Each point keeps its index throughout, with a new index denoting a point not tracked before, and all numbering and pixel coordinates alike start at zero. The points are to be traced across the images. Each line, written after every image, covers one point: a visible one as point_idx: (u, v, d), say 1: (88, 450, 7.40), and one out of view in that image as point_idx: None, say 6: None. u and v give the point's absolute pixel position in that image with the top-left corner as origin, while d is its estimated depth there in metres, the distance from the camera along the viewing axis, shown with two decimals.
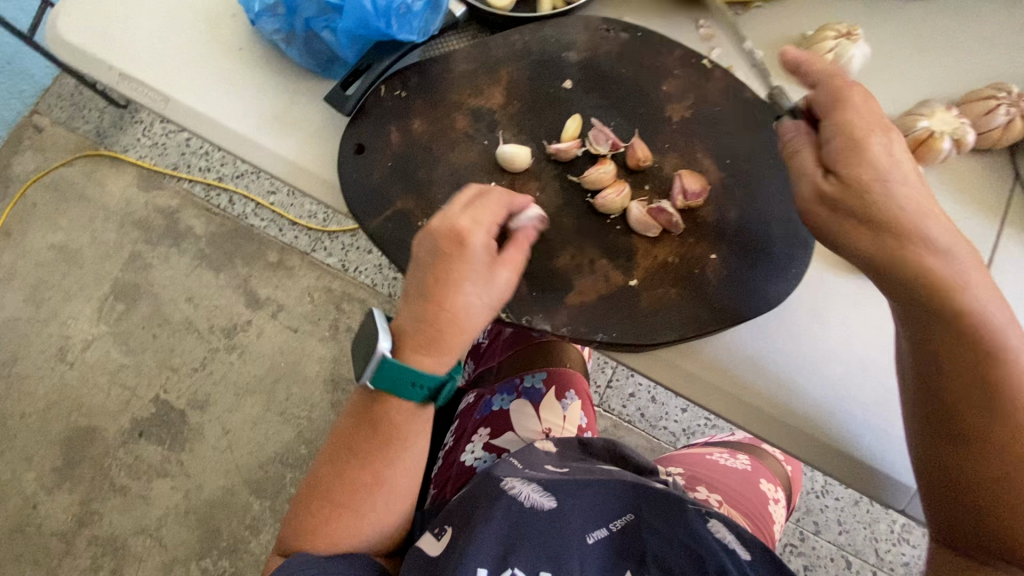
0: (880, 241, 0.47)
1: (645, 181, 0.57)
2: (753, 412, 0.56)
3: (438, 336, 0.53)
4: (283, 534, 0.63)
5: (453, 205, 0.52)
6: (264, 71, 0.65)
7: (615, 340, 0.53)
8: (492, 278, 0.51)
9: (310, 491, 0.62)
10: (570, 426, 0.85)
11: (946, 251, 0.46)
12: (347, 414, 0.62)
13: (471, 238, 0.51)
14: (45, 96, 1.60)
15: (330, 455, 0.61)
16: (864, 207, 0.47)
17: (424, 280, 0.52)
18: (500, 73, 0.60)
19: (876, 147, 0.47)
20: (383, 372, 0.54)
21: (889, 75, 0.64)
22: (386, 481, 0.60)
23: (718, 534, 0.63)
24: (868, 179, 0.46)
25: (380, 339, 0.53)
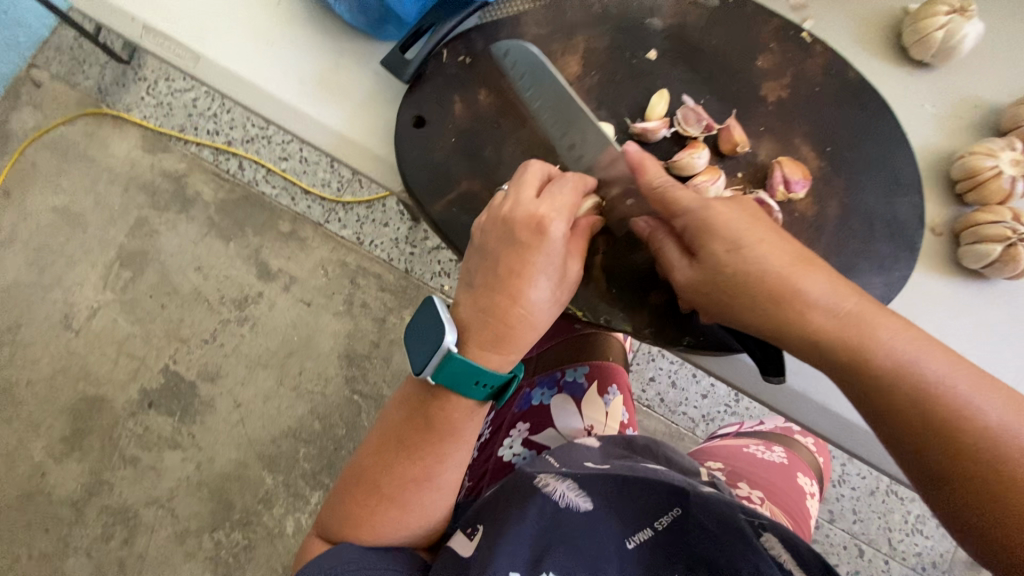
0: (762, 312, 0.43)
1: (738, 168, 0.51)
2: (838, 418, 0.52)
3: (506, 332, 0.48)
4: (324, 520, 0.60)
5: (525, 192, 0.47)
6: (306, 29, 0.59)
7: (701, 344, 0.49)
8: (565, 268, 0.47)
9: (355, 480, 0.58)
10: (612, 423, 0.81)
11: (826, 304, 0.42)
12: (398, 403, 0.57)
13: (550, 227, 0.46)
14: (44, 48, 1.50)
15: (378, 444, 0.57)
16: (731, 284, 0.43)
17: (496, 271, 0.47)
18: (577, 41, 0.54)
19: (721, 210, 0.44)
20: (446, 368, 0.48)
21: (998, 57, 0.58)
22: (434, 477, 0.56)
23: (774, 552, 0.58)
24: (721, 252, 0.43)
25: (444, 333, 0.47)
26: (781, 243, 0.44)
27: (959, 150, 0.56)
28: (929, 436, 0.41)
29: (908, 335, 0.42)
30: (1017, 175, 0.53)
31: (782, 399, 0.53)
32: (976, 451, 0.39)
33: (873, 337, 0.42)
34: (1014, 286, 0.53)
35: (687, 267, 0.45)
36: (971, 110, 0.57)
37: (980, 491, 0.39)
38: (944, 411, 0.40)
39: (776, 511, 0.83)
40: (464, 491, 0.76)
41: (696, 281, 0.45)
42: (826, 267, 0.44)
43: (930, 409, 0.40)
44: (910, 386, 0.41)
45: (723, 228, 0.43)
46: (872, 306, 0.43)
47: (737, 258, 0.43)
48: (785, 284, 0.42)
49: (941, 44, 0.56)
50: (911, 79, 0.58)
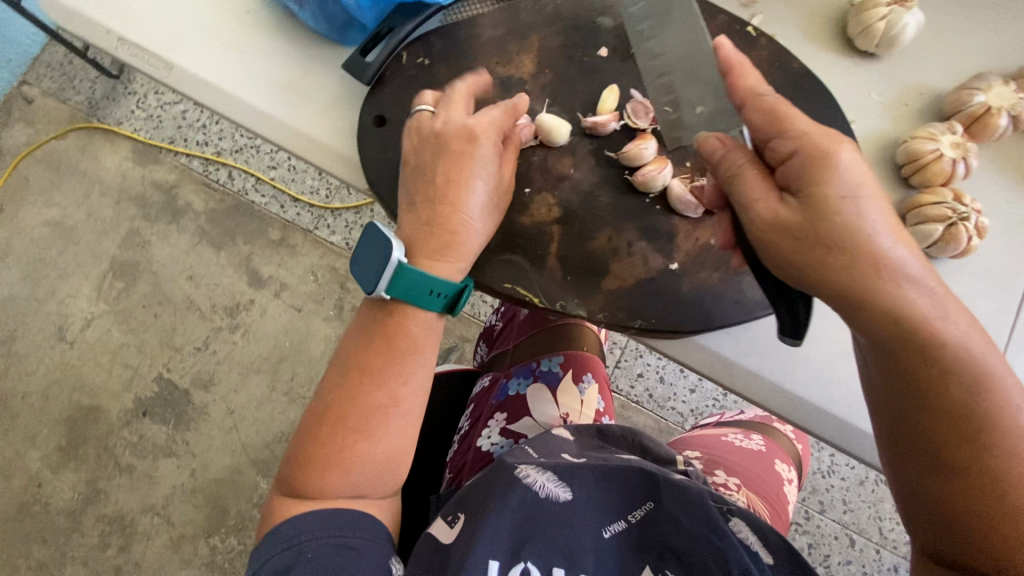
0: (849, 259, 0.42)
1: (686, 158, 0.54)
2: (786, 393, 0.54)
3: (452, 240, 0.49)
4: (285, 476, 0.55)
5: (456, 108, 0.51)
6: (273, 37, 0.61)
7: (654, 326, 0.51)
8: (498, 177, 0.51)
9: (316, 418, 0.54)
10: (587, 411, 0.83)
11: (910, 278, 0.43)
12: (355, 332, 0.55)
13: (481, 134, 0.49)
14: (35, 65, 1.53)
15: (337, 377, 0.54)
16: (824, 233, 0.42)
17: (434, 182, 0.49)
18: (531, 40, 0.56)
19: (844, 161, 0.43)
20: (399, 282, 0.49)
21: (940, 45, 0.60)
22: (400, 400, 0.54)
23: (741, 534, 0.62)
24: (833, 199, 0.43)
25: (391, 247, 0.48)
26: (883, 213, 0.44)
27: (904, 135, 0.58)
28: (959, 416, 0.44)
29: (970, 325, 0.44)
30: (957, 157, 0.55)
31: (729, 376, 0.55)
32: (993, 439, 0.43)
33: (949, 320, 0.44)
34: (959, 265, 0.55)
35: (778, 206, 0.44)
36: (915, 96, 0.59)
37: (985, 480, 0.43)
38: (982, 401, 0.44)
39: (752, 498, 0.84)
40: (444, 484, 0.77)
41: (789, 221, 0.44)
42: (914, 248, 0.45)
43: (970, 394, 0.44)
44: (967, 367, 0.43)
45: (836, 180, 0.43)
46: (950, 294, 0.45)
47: (851, 207, 0.43)
48: (882, 248, 0.42)
49: (883, 34, 0.58)
50: (858, 69, 0.60)
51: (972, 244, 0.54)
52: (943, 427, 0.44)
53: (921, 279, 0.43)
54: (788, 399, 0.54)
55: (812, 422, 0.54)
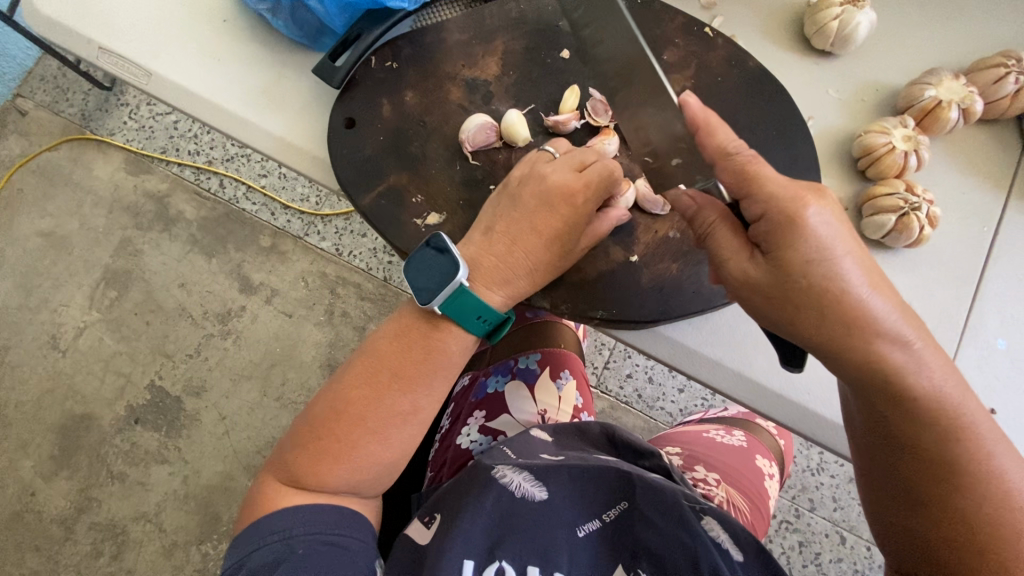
0: (821, 319, 0.43)
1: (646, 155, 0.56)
2: (746, 381, 0.55)
3: (509, 278, 0.51)
4: (281, 461, 0.55)
5: (569, 164, 0.51)
6: (248, 45, 0.63)
7: (614, 316, 0.53)
8: (575, 240, 0.52)
9: (332, 414, 0.53)
10: (565, 407, 0.84)
11: (892, 335, 0.43)
12: (388, 333, 0.54)
13: (583, 198, 0.50)
14: (28, 78, 1.56)
15: (361, 376, 0.54)
16: (799, 302, 0.43)
17: (520, 227, 0.50)
18: (496, 43, 0.58)
19: (817, 218, 0.42)
20: (455, 300, 0.51)
21: (893, 44, 0.62)
22: (421, 411, 0.54)
23: (712, 533, 0.62)
24: (805, 258, 0.42)
25: (460, 267, 0.49)
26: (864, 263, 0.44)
27: (859, 130, 0.60)
28: (938, 463, 0.45)
29: (950, 374, 0.45)
30: (909, 150, 0.57)
31: (694, 365, 0.56)
32: (966, 480, 0.45)
33: (928, 373, 0.44)
34: (913, 256, 0.57)
35: (750, 267, 0.44)
36: (871, 92, 0.61)
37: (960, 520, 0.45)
38: (961, 446, 0.45)
39: (731, 494, 0.85)
40: (426, 482, 0.78)
41: (762, 284, 0.44)
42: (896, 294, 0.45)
43: (949, 442, 0.45)
44: (945, 417, 0.44)
45: (808, 241, 0.42)
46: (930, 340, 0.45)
47: (825, 267, 0.42)
48: (861, 308, 0.42)
49: (837, 33, 0.60)
50: (815, 67, 0.62)
51: (925, 235, 0.55)
52: (920, 472, 0.46)
53: (902, 334, 0.43)
54: (752, 388, 0.55)
55: (777, 411, 0.55)
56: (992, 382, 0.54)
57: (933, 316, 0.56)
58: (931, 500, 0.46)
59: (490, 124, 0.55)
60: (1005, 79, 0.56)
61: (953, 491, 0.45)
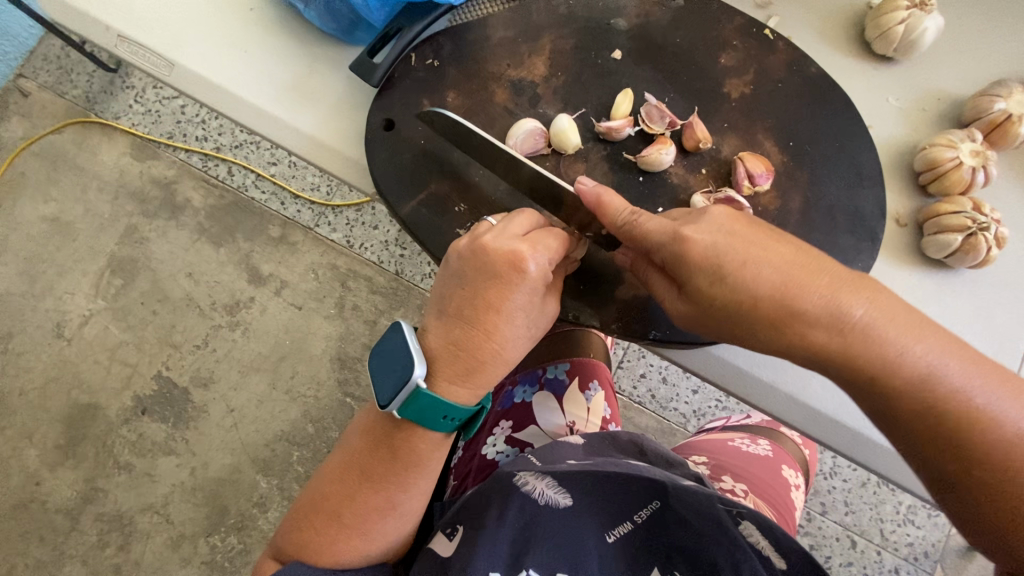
0: (760, 328, 0.42)
1: (702, 165, 0.52)
2: (790, 399, 0.53)
3: (476, 367, 0.48)
4: (280, 540, 0.59)
5: (510, 230, 0.47)
6: (278, 37, 0.60)
7: (668, 336, 0.50)
8: (539, 308, 0.48)
9: (314, 506, 0.56)
10: (594, 419, 0.82)
11: (833, 323, 0.40)
12: (360, 431, 0.56)
13: (530, 264, 0.46)
14: (30, 58, 1.51)
15: (339, 473, 0.56)
16: (727, 317, 0.43)
17: (470, 303, 0.47)
18: (543, 42, 0.55)
19: (696, 238, 0.42)
20: (414, 404, 0.48)
21: (958, 50, 0.59)
22: (398, 505, 0.55)
23: (752, 538, 0.58)
24: (705, 284, 0.42)
25: (415, 368, 0.46)
26: (782, 252, 0.42)
27: (921, 142, 0.57)
28: (950, 440, 0.40)
29: (925, 343, 0.40)
30: (977, 165, 0.54)
31: (742, 387, 0.54)
32: (987, 449, 0.39)
33: (890, 349, 0.39)
34: (975, 275, 0.54)
35: (679, 300, 0.45)
36: (934, 102, 0.58)
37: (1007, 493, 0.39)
38: (960, 419, 0.39)
39: (760, 504, 0.83)
40: (450, 490, 0.76)
41: (690, 314, 0.45)
42: (831, 270, 0.41)
43: (942, 416, 0.39)
44: (926, 396, 0.39)
45: (703, 258, 0.42)
46: (882, 310, 0.40)
47: (724, 289, 0.42)
48: (787, 303, 0.40)
49: (902, 38, 0.57)
50: (876, 73, 0.59)
51: (992, 255, 0.53)
52: (940, 457, 0.40)
53: (838, 319, 0.40)
54: (802, 408, 0.53)
55: (826, 433, 0.53)
56: None
57: (996, 340, 0.53)
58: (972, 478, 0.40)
59: (539, 130, 0.52)
60: None
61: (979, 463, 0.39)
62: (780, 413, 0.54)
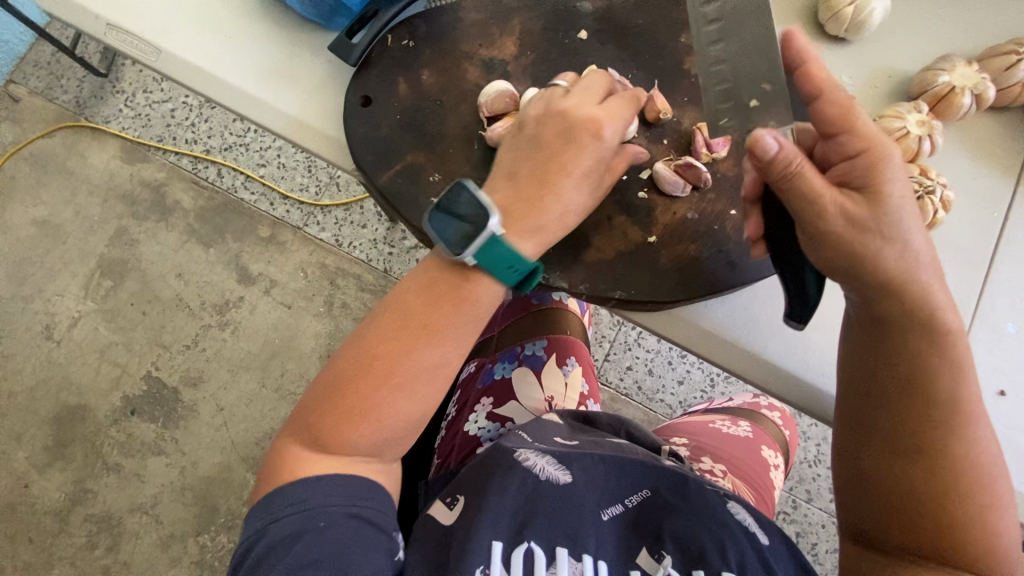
0: (869, 240, 0.44)
1: (663, 136, 0.55)
2: (745, 352, 0.56)
3: (541, 219, 0.48)
4: (297, 422, 0.53)
5: (590, 96, 0.50)
6: (261, 24, 0.63)
7: (633, 297, 0.52)
8: (600, 179, 0.50)
9: (344, 372, 0.50)
10: (572, 393, 0.84)
11: (916, 272, 0.46)
12: (417, 283, 0.51)
13: (604, 129, 0.49)
14: (21, 64, 1.53)
15: (375, 332, 0.50)
16: (873, 231, 0.44)
17: (544, 161, 0.49)
18: (513, 23, 0.58)
19: (894, 154, 0.45)
20: (486, 252, 0.48)
21: (906, 30, 0.62)
22: (441, 367, 0.51)
23: (738, 515, 0.60)
24: (884, 190, 0.44)
25: (490, 215, 0.46)
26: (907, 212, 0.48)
27: (871, 115, 0.61)
28: (937, 401, 0.48)
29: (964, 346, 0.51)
30: (922, 134, 0.57)
31: (700, 344, 0.56)
32: (953, 420, 0.48)
33: (937, 314, 0.47)
34: None
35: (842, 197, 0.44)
36: (885, 78, 0.62)
37: (936, 458, 0.48)
38: (953, 387, 0.48)
39: (737, 484, 0.84)
40: (433, 470, 0.77)
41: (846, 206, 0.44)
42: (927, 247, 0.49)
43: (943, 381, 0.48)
44: (949, 355, 0.48)
45: (881, 170, 0.44)
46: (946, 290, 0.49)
47: (895, 201, 0.44)
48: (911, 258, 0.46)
49: (852, 19, 0.60)
50: (829, 53, 0.63)
51: (938, 218, 0.56)
52: (912, 408, 0.48)
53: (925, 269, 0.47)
54: (758, 361, 0.55)
55: (785, 388, 0.55)
56: (1000, 366, 0.55)
57: None
58: (923, 436, 0.48)
59: (510, 92, 0.55)
60: (1017, 65, 0.57)
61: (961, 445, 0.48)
62: (736, 367, 0.56)
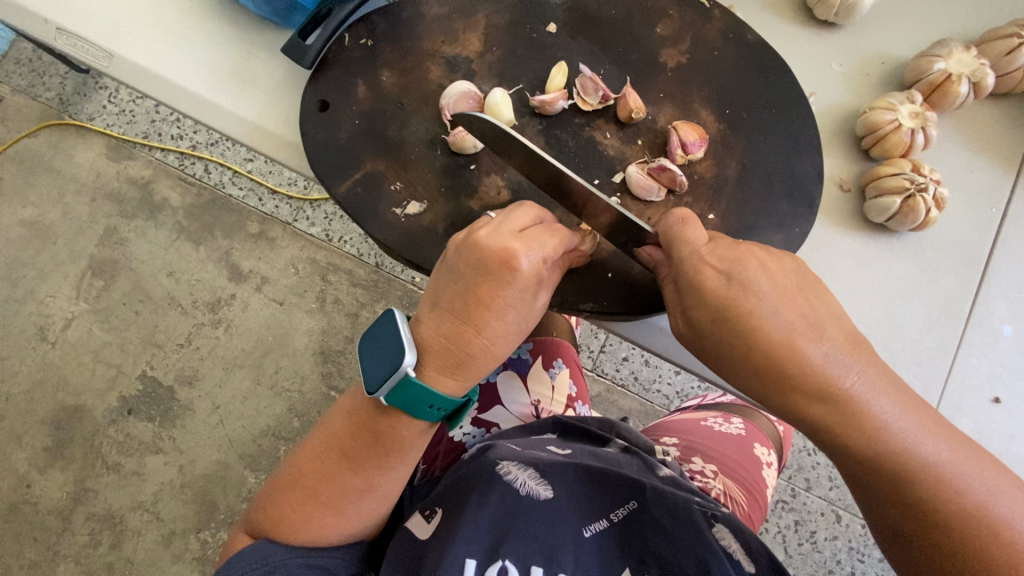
0: (744, 366, 0.43)
1: (638, 136, 0.52)
2: None
3: (464, 359, 0.46)
4: (251, 515, 0.57)
5: (506, 225, 0.46)
6: (217, 25, 0.60)
7: (605, 309, 0.50)
8: (532, 302, 0.46)
9: (291, 483, 0.55)
10: (559, 397, 0.82)
11: (816, 382, 0.41)
12: (343, 413, 0.55)
13: (521, 261, 0.44)
14: (3, 62, 1.51)
15: (319, 450, 0.55)
16: (719, 354, 0.44)
17: (464, 295, 0.45)
18: (477, 17, 0.54)
19: (713, 275, 0.43)
20: (402, 392, 0.46)
21: (900, 13, 0.58)
22: (377, 487, 0.55)
23: (724, 542, 0.58)
24: (739, 313, 0.42)
25: (405, 356, 0.45)
26: (796, 303, 0.43)
27: (863, 106, 0.57)
28: (903, 486, 0.42)
29: (899, 405, 0.42)
30: (916, 126, 0.53)
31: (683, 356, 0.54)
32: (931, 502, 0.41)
33: (860, 408, 0.41)
34: (919, 240, 0.55)
35: (682, 322, 0.46)
36: (877, 65, 0.58)
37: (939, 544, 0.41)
38: (908, 471, 0.41)
39: (728, 486, 0.83)
40: (419, 474, 0.77)
41: (704, 339, 0.45)
42: (834, 330, 0.43)
43: (896, 470, 0.41)
44: (886, 446, 0.41)
45: (718, 294, 0.43)
46: (872, 369, 0.42)
47: (744, 322, 0.42)
48: (778, 358, 0.42)
49: (841, 2, 0.56)
50: (818, 39, 0.59)
51: (931, 217, 0.53)
52: (884, 498, 0.43)
53: (826, 373, 0.41)
54: None
55: None
56: (997, 369, 0.53)
57: (939, 302, 0.54)
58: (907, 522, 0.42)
59: (473, 93, 0.52)
60: (1018, 51, 0.53)
61: (925, 519, 0.42)
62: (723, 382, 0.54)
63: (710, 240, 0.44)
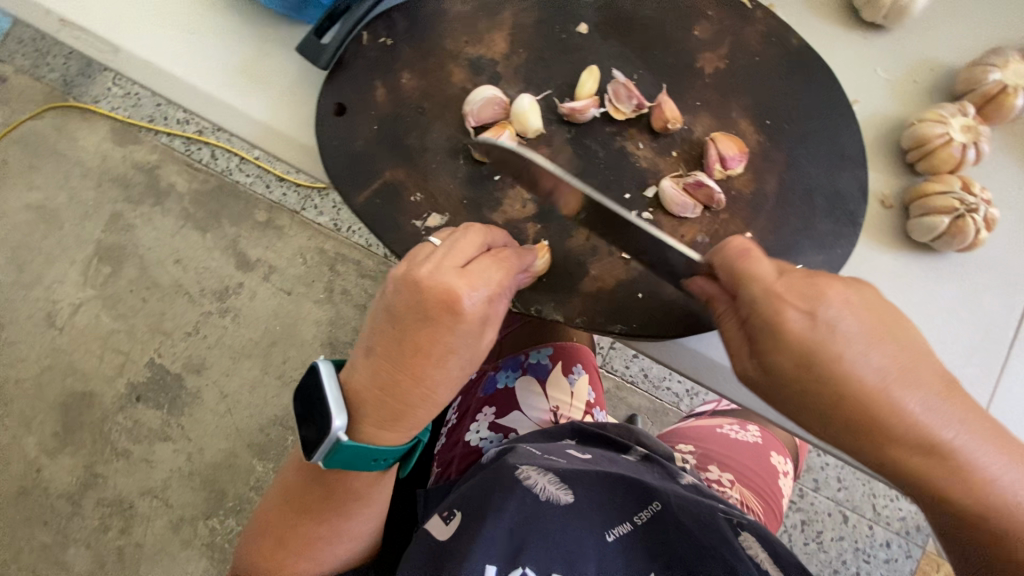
0: (824, 414, 0.40)
1: (672, 147, 0.49)
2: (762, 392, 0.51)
3: (405, 407, 0.46)
4: (235, 561, 0.60)
5: (446, 262, 0.43)
6: (227, 19, 0.57)
7: (637, 331, 0.48)
8: (477, 343, 0.45)
9: (260, 532, 0.57)
10: (578, 404, 0.80)
11: (909, 433, 0.38)
12: (295, 465, 0.56)
13: (463, 305, 0.42)
14: (6, 42, 1.48)
15: (279, 500, 0.56)
16: (796, 400, 0.41)
17: (400, 344, 0.44)
18: (503, 16, 0.51)
19: (793, 318, 0.39)
20: (343, 449, 0.46)
21: (951, 16, 0.55)
22: (342, 531, 0.55)
23: (751, 551, 0.56)
24: (824, 360, 0.38)
25: (331, 419, 0.45)
26: (889, 347, 0.39)
27: (910, 116, 0.54)
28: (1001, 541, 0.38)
29: (1000, 452, 0.38)
30: (967, 142, 0.50)
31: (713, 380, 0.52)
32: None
33: (959, 462, 0.38)
34: (964, 260, 0.52)
35: (750, 363, 0.43)
36: (924, 72, 0.54)
37: None
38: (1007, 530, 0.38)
39: (745, 495, 0.81)
40: (433, 478, 0.75)
41: (775, 385, 0.41)
42: (928, 375, 0.38)
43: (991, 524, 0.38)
44: (985, 501, 0.38)
45: (797, 339, 0.39)
46: (975, 418, 0.38)
47: (824, 371, 0.39)
48: (873, 410, 0.38)
49: (891, 5, 0.52)
50: (863, 43, 0.55)
51: (981, 239, 0.50)
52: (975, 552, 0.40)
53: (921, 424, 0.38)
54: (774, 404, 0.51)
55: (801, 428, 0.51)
56: None
57: (983, 325, 0.51)
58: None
59: (499, 99, 0.49)
60: None
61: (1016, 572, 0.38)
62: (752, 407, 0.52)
63: (790, 276, 0.41)
